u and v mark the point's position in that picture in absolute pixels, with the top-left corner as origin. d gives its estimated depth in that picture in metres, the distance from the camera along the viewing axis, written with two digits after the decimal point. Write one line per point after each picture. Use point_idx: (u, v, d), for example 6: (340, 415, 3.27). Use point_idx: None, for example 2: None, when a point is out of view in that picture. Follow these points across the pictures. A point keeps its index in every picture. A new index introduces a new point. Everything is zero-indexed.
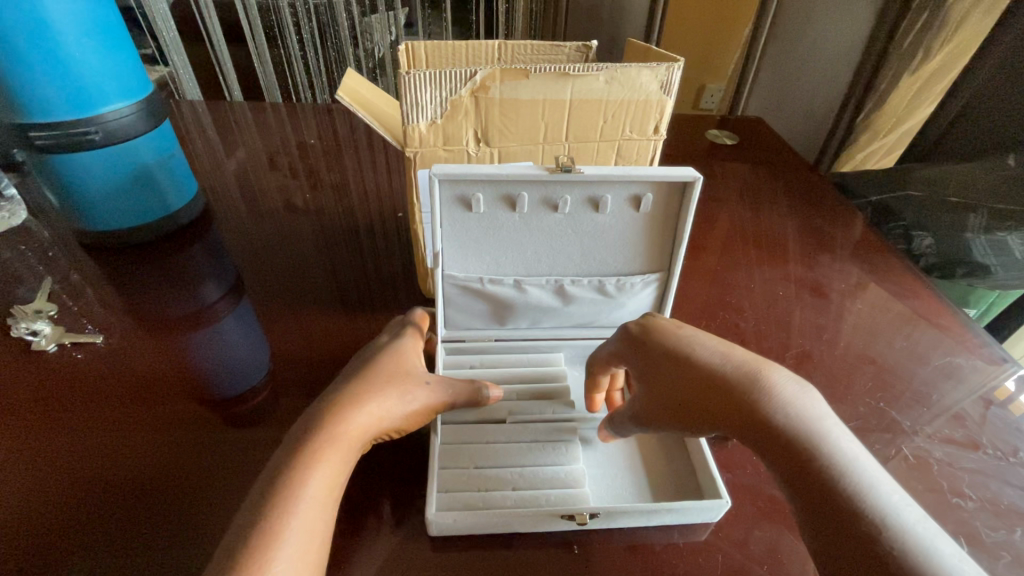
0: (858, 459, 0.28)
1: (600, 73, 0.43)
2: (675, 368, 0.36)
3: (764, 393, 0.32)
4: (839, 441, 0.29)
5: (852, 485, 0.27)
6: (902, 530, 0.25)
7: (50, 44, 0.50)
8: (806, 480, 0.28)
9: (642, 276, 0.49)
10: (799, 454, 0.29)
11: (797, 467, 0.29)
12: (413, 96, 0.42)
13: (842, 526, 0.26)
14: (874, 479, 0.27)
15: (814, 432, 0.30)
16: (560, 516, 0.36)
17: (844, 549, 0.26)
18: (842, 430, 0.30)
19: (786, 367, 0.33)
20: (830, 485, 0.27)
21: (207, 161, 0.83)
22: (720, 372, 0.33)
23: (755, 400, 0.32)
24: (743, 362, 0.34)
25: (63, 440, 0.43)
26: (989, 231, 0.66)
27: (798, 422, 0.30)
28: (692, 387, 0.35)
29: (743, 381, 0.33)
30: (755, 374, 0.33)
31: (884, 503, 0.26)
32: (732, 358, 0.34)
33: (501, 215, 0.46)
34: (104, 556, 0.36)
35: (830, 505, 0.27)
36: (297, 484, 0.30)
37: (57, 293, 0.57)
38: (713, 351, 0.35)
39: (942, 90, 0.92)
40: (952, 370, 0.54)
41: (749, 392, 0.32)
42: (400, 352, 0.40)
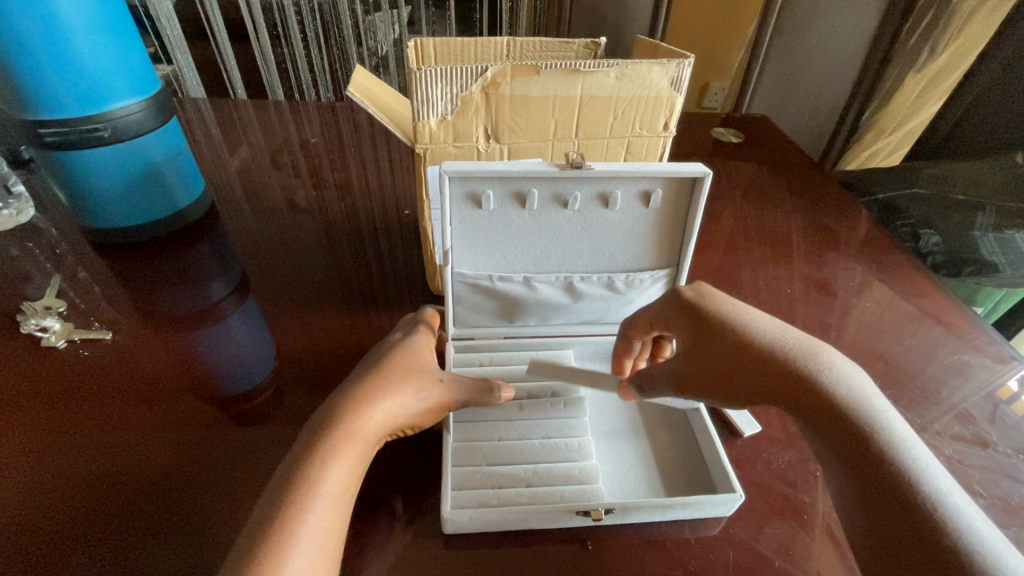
0: (908, 440, 0.30)
1: (611, 69, 0.43)
2: (732, 342, 0.36)
3: (818, 375, 0.33)
4: (891, 421, 0.31)
5: (901, 464, 0.29)
6: (951, 508, 0.27)
7: (60, 40, 0.50)
8: (856, 458, 0.30)
9: (651, 272, 0.50)
10: (851, 432, 0.31)
11: (847, 446, 0.30)
12: (424, 93, 0.42)
13: (892, 503, 0.27)
14: (923, 460, 0.29)
15: (865, 414, 0.31)
16: (576, 512, 0.36)
17: (900, 522, 0.27)
18: (892, 413, 0.32)
19: (838, 351, 0.35)
20: (880, 464, 0.29)
21: (211, 159, 0.83)
22: (776, 353, 0.35)
23: (811, 380, 0.33)
24: (798, 344, 0.35)
25: (73, 438, 0.43)
26: (998, 229, 0.66)
27: (852, 401, 0.32)
28: (750, 358, 0.35)
29: (800, 361, 0.34)
30: (815, 352, 0.35)
31: (933, 483, 0.28)
32: (788, 338, 0.36)
33: (511, 213, 0.46)
34: (116, 554, 0.36)
35: (877, 481, 0.28)
36: (314, 480, 0.30)
37: (66, 291, 0.57)
38: (773, 329, 0.36)
39: (948, 88, 0.92)
40: (961, 368, 0.54)
41: (805, 372, 0.34)
42: (414, 350, 0.40)
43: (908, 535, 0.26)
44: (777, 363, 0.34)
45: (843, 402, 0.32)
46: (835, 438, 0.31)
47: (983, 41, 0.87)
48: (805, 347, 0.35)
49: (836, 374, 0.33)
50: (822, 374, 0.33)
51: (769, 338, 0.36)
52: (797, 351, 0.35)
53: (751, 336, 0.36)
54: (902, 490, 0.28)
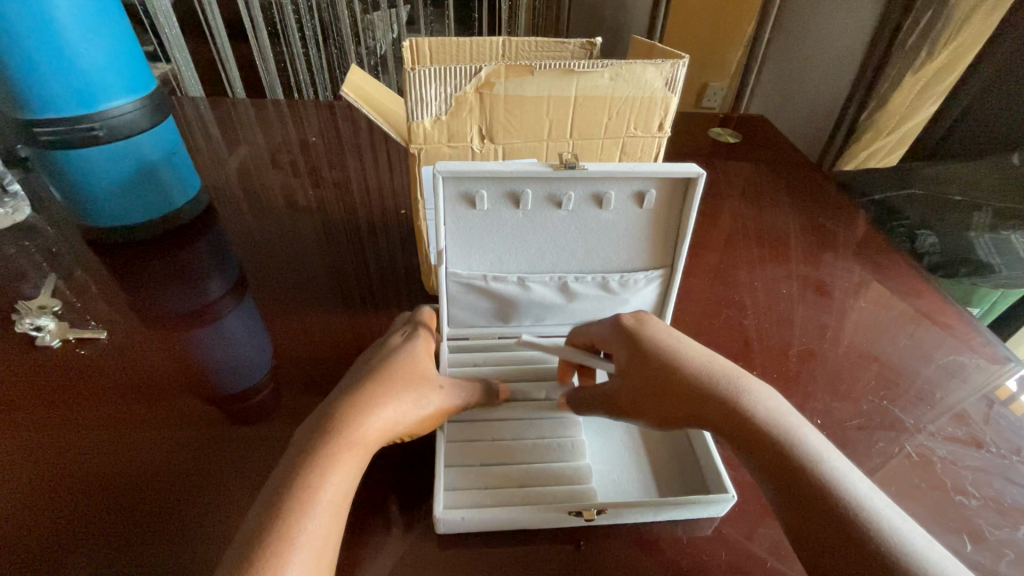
0: (828, 452, 0.33)
1: (605, 70, 0.43)
2: (664, 367, 0.38)
3: (740, 402, 0.35)
4: (810, 436, 0.33)
5: (827, 478, 0.31)
6: (876, 515, 0.29)
7: (54, 40, 0.50)
8: (790, 477, 0.32)
9: (645, 273, 0.50)
10: (780, 453, 0.33)
11: (779, 467, 0.32)
12: (418, 93, 0.42)
13: (829, 519, 0.29)
14: (845, 471, 0.32)
15: (788, 434, 0.33)
16: (568, 513, 0.36)
17: (845, 550, 0.28)
18: (808, 428, 0.34)
19: (754, 375, 0.37)
20: (809, 480, 0.31)
21: (209, 158, 0.83)
22: (700, 382, 0.36)
23: (736, 407, 0.35)
24: (718, 371, 0.37)
25: (70, 438, 0.43)
26: (994, 229, 0.66)
27: (773, 423, 0.34)
28: (678, 387, 0.37)
29: (721, 391, 0.36)
30: (733, 378, 0.37)
31: (858, 492, 0.30)
32: (709, 366, 0.37)
33: (505, 213, 0.46)
34: (114, 554, 0.36)
35: (812, 497, 0.30)
36: (314, 487, 0.30)
37: (62, 290, 0.57)
38: (699, 355, 0.38)
39: (947, 88, 0.91)
40: (956, 369, 0.53)
41: (729, 400, 0.35)
42: (414, 355, 0.40)
43: (843, 547, 0.28)
44: (701, 394, 0.36)
45: (766, 425, 0.34)
46: (766, 462, 0.33)
47: (984, 37, 0.85)
48: (726, 373, 0.37)
49: (755, 398, 0.35)
50: (743, 400, 0.35)
51: (693, 365, 0.37)
52: (718, 380, 0.36)
53: (674, 367, 0.37)
54: (833, 504, 0.30)
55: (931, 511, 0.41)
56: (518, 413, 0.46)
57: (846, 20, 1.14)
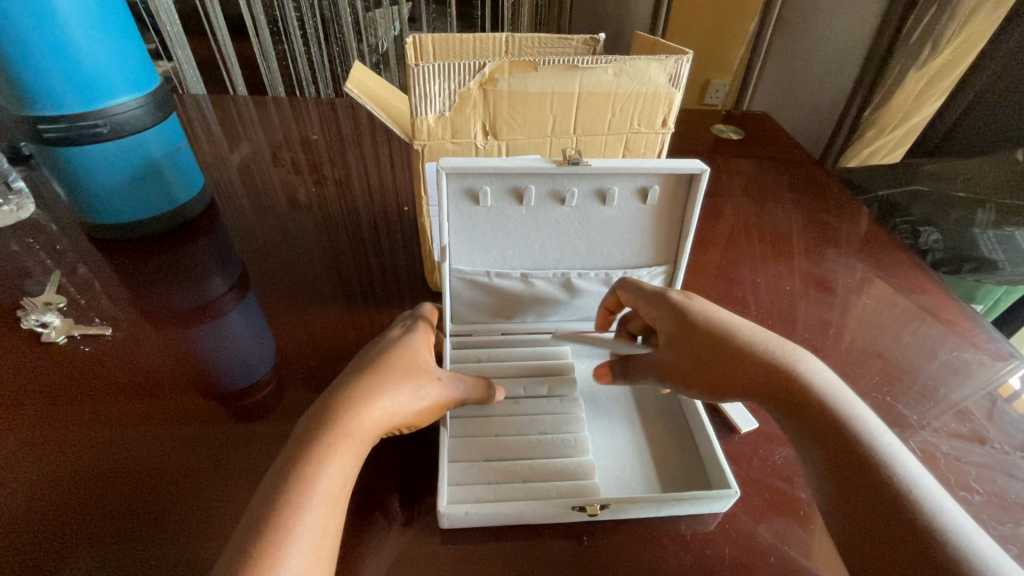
0: (881, 431, 0.33)
1: (608, 66, 0.43)
2: (722, 338, 0.38)
3: (798, 374, 0.36)
4: (865, 416, 0.33)
5: (878, 454, 0.31)
6: (925, 492, 0.29)
7: (57, 36, 0.50)
8: (835, 451, 0.32)
9: (648, 269, 0.50)
10: (830, 429, 0.33)
11: (827, 440, 0.33)
12: (421, 89, 0.42)
13: (874, 492, 0.30)
14: (895, 448, 0.32)
15: (841, 410, 0.34)
16: (571, 508, 0.36)
17: (891, 527, 0.28)
18: (864, 407, 0.35)
19: (810, 353, 0.38)
20: (857, 451, 0.32)
21: (211, 156, 0.83)
22: (755, 351, 0.37)
23: (789, 379, 0.36)
24: (773, 345, 0.38)
25: (73, 435, 0.43)
26: (998, 226, 0.65)
27: (829, 400, 0.34)
28: (737, 357, 0.37)
29: (779, 363, 0.36)
30: (790, 354, 0.37)
31: (909, 470, 0.30)
32: (765, 337, 0.38)
33: (508, 209, 0.46)
34: (116, 551, 0.36)
35: (861, 471, 0.31)
36: (310, 479, 0.30)
37: (66, 287, 0.57)
38: (754, 330, 0.39)
39: (949, 87, 0.91)
40: (960, 366, 0.53)
41: (785, 372, 0.36)
42: (413, 347, 0.40)
43: (886, 520, 0.29)
44: (755, 365, 0.37)
45: (822, 395, 0.35)
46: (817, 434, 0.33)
47: (987, 34, 0.85)
48: (783, 348, 0.37)
49: (812, 370, 0.36)
50: (800, 371, 0.36)
51: (750, 338, 0.38)
52: (775, 352, 0.37)
53: (730, 336, 0.38)
54: (878, 479, 0.30)
55: None
56: (522, 409, 0.46)
57: (850, 17, 1.14)
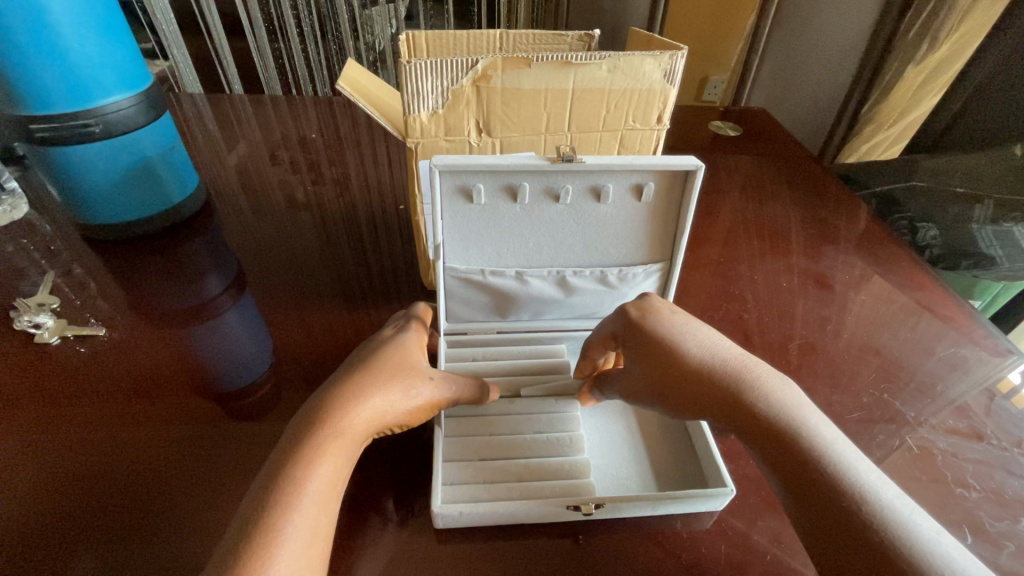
0: (836, 442, 0.31)
1: (603, 62, 0.43)
2: (670, 356, 0.37)
3: (749, 385, 0.34)
4: (819, 427, 0.32)
5: (833, 467, 0.29)
6: (884, 506, 0.27)
7: (48, 36, 0.49)
8: (790, 464, 0.31)
9: (644, 266, 0.49)
10: (783, 442, 0.31)
11: (782, 454, 0.31)
12: (414, 86, 0.41)
13: (830, 506, 0.28)
14: (853, 460, 0.30)
15: (795, 421, 0.32)
16: (565, 507, 0.36)
17: (847, 541, 0.27)
18: (820, 417, 0.33)
19: (766, 364, 0.36)
20: (815, 463, 0.30)
21: (207, 155, 0.83)
22: (705, 365, 0.36)
23: (740, 392, 0.34)
24: (726, 357, 0.36)
25: (71, 435, 0.43)
26: (995, 221, 0.66)
27: (782, 412, 0.33)
28: (687, 375, 0.36)
29: (729, 375, 0.35)
30: (740, 368, 0.35)
31: (867, 481, 0.29)
32: (719, 350, 0.37)
33: (502, 206, 0.46)
34: (112, 553, 0.36)
35: (816, 484, 0.29)
36: (299, 479, 0.30)
37: (60, 287, 0.57)
38: (706, 342, 0.37)
39: (947, 81, 0.91)
40: (958, 362, 0.53)
41: (735, 385, 0.35)
42: (405, 346, 0.40)
43: (843, 535, 0.27)
44: (706, 380, 0.35)
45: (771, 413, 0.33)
46: (771, 451, 0.32)
47: (988, 26, 0.85)
48: (736, 360, 0.36)
49: (765, 382, 0.35)
50: (752, 383, 0.34)
51: (703, 351, 0.37)
52: (728, 364, 0.36)
53: (680, 350, 0.37)
54: (836, 493, 0.28)
55: (931, 503, 0.41)
56: (517, 408, 0.46)
57: (848, 12, 1.13)
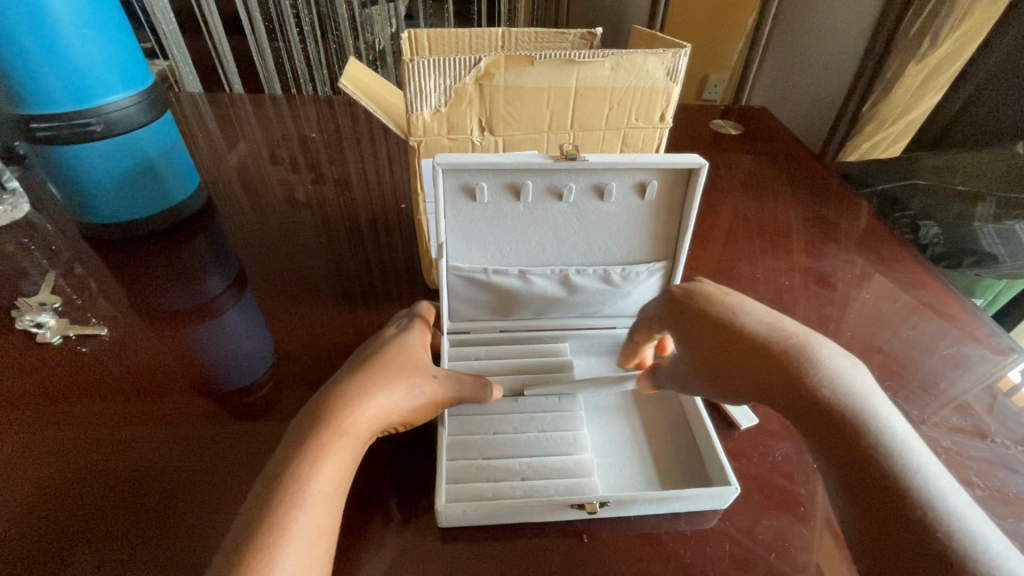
0: (906, 437, 0.29)
1: (605, 60, 0.42)
2: (728, 334, 0.37)
3: (814, 363, 0.33)
4: (888, 419, 0.30)
5: (892, 459, 0.28)
6: (948, 512, 0.25)
7: (48, 34, 0.49)
8: (840, 448, 0.29)
9: (647, 265, 0.49)
10: (839, 425, 0.30)
11: (835, 437, 0.30)
12: (417, 85, 0.41)
13: (877, 494, 0.27)
14: (918, 455, 0.28)
15: (860, 406, 0.30)
16: (570, 506, 0.36)
17: (895, 534, 0.26)
18: (892, 410, 0.30)
19: (837, 345, 0.34)
20: (870, 450, 0.28)
21: (208, 154, 0.82)
22: (767, 340, 0.35)
23: (800, 369, 0.33)
24: (791, 334, 0.35)
25: (72, 435, 0.43)
26: (998, 219, 0.65)
27: (845, 397, 0.31)
28: (744, 351, 0.35)
29: (792, 351, 0.34)
30: (804, 345, 0.34)
31: (928, 480, 0.27)
32: (781, 329, 0.36)
33: (505, 205, 0.46)
34: (115, 553, 0.36)
35: (869, 473, 0.28)
36: (304, 478, 0.30)
37: (62, 287, 0.57)
38: (764, 321, 0.36)
39: (948, 78, 0.92)
40: (961, 360, 0.53)
41: (795, 362, 0.33)
42: (408, 345, 0.40)
43: (892, 525, 0.26)
44: (762, 356, 0.34)
45: (833, 394, 0.31)
46: (820, 434, 0.30)
47: (989, 24, 0.85)
48: (800, 337, 0.35)
49: (828, 362, 0.33)
50: (813, 362, 0.33)
51: (763, 328, 0.36)
52: (790, 341, 0.34)
53: (739, 327, 0.36)
54: (890, 486, 0.27)
55: None
56: (520, 407, 0.46)
57: (848, 11, 1.13)
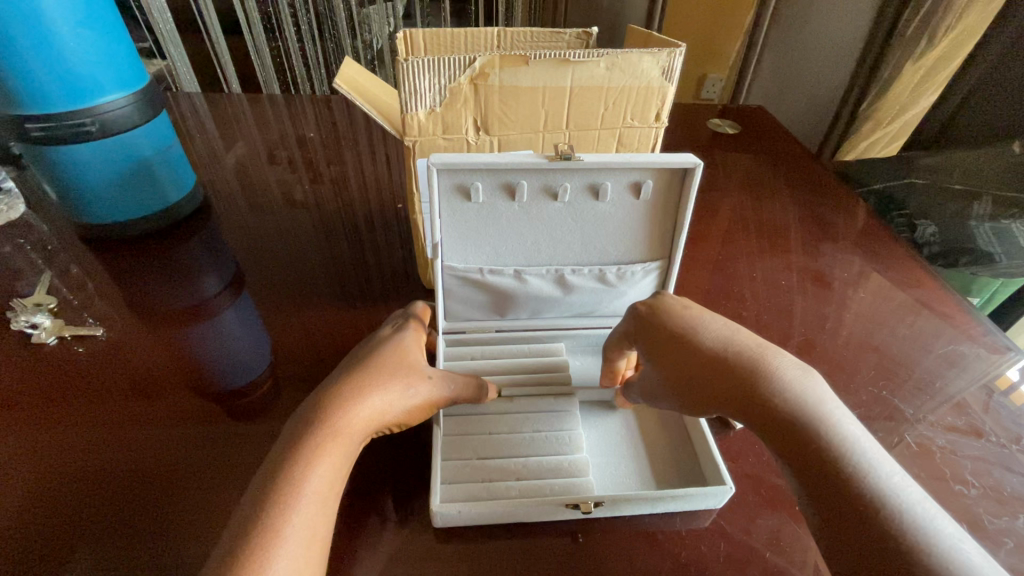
0: (862, 441, 0.29)
1: (601, 59, 0.42)
2: (687, 349, 0.36)
3: (766, 377, 0.32)
4: (843, 423, 0.30)
5: (851, 465, 0.28)
6: (904, 510, 0.25)
7: (43, 33, 0.49)
8: (800, 457, 0.29)
9: (643, 265, 0.49)
10: (796, 433, 0.30)
11: (792, 445, 0.30)
12: (411, 84, 0.41)
13: (839, 501, 0.27)
14: (876, 461, 0.28)
15: (815, 414, 0.30)
16: (565, 505, 0.36)
17: (856, 542, 0.25)
18: (845, 415, 0.31)
19: (790, 355, 0.34)
20: (830, 458, 0.28)
21: (205, 154, 0.82)
22: (722, 355, 0.35)
23: (755, 381, 0.32)
24: (745, 347, 0.35)
25: (68, 437, 0.43)
26: (994, 218, 0.67)
27: (798, 407, 0.31)
28: (702, 366, 0.35)
29: (747, 364, 0.33)
30: (758, 357, 0.34)
31: (886, 484, 0.27)
32: (735, 342, 0.35)
33: (500, 205, 0.46)
34: (113, 554, 0.36)
35: (830, 481, 0.28)
36: (297, 479, 0.30)
37: (58, 288, 0.57)
38: (722, 333, 0.36)
39: (943, 79, 0.91)
40: (956, 359, 0.53)
41: (750, 375, 0.33)
42: (403, 345, 0.40)
43: (856, 532, 0.26)
44: (721, 369, 0.34)
45: (791, 405, 0.31)
46: (783, 445, 0.30)
47: (983, 27, 0.85)
48: (754, 349, 0.34)
49: (780, 372, 0.33)
50: (767, 373, 0.33)
51: (719, 341, 0.36)
52: (744, 354, 0.34)
53: (695, 344, 0.36)
54: (850, 489, 0.27)
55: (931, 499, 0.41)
56: (515, 408, 0.46)
57: (846, 10, 1.14)
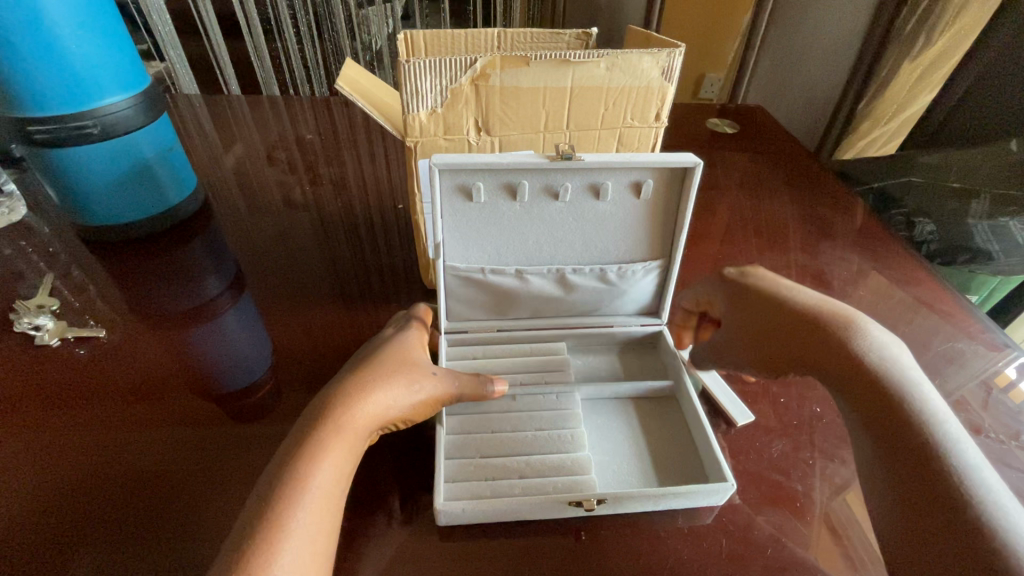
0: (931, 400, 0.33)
1: (601, 60, 0.43)
2: (783, 310, 0.41)
3: (853, 337, 0.37)
4: (918, 382, 0.34)
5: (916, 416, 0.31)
6: (960, 458, 0.29)
7: (46, 35, 0.49)
8: (873, 409, 0.33)
9: (643, 264, 0.50)
10: (875, 388, 0.34)
11: (870, 399, 0.34)
12: (413, 86, 0.42)
13: (903, 450, 0.31)
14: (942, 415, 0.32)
15: (891, 374, 0.34)
16: (568, 503, 0.36)
17: (909, 484, 0.29)
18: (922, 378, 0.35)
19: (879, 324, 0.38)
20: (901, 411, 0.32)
21: (204, 156, 0.82)
22: (811, 317, 0.39)
23: (843, 339, 0.37)
24: (837, 313, 0.39)
25: (71, 437, 0.43)
26: (992, 216, 0.66)
27: (878, 362, 0.35)
28: (794, 328, 0.40)
29: (836, 326, 0.38)
30: (849, 322, 0.38)
31: (948, 434, 0.30)
32: (826, 308, 0.40)
33: (501, 205, 0.46)
34: (115, 553, 0.36)
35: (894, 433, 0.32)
36: (302, 476, 0.30)
37: (60, 290, 0.57)
38: (814, 302, 0.41)
39: (942, 77, 0.92)
40: (955, 355, 0.53)
41: (839, 336, 0.37)
42: (406, 345, 0.41)
43: (917, 476, 0.29)
44: (813, 330, 0.39)
45: (870, 364, 0.35)
46: (862, 396, 0.35)
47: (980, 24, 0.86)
48: (846, 317, 0.39)
49: (864, 336, 0.37)
50: (852, 336, 0.37)
51: (814, 307, 0.40)
52: (836, 318, 0.39)
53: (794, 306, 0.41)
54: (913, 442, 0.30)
55: None
56: (518, 407, 0.46)
57: (843, 9, 1.14)
